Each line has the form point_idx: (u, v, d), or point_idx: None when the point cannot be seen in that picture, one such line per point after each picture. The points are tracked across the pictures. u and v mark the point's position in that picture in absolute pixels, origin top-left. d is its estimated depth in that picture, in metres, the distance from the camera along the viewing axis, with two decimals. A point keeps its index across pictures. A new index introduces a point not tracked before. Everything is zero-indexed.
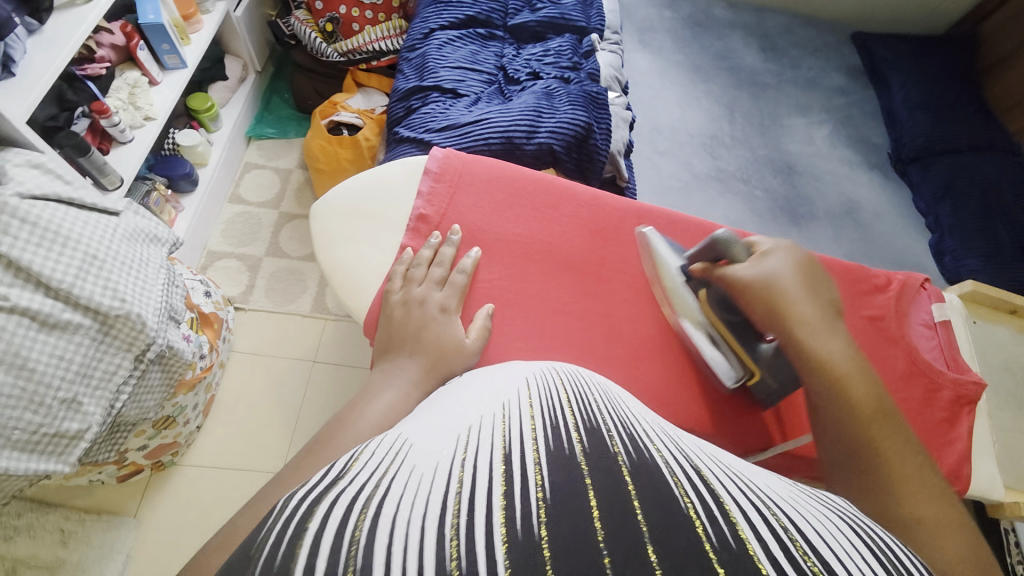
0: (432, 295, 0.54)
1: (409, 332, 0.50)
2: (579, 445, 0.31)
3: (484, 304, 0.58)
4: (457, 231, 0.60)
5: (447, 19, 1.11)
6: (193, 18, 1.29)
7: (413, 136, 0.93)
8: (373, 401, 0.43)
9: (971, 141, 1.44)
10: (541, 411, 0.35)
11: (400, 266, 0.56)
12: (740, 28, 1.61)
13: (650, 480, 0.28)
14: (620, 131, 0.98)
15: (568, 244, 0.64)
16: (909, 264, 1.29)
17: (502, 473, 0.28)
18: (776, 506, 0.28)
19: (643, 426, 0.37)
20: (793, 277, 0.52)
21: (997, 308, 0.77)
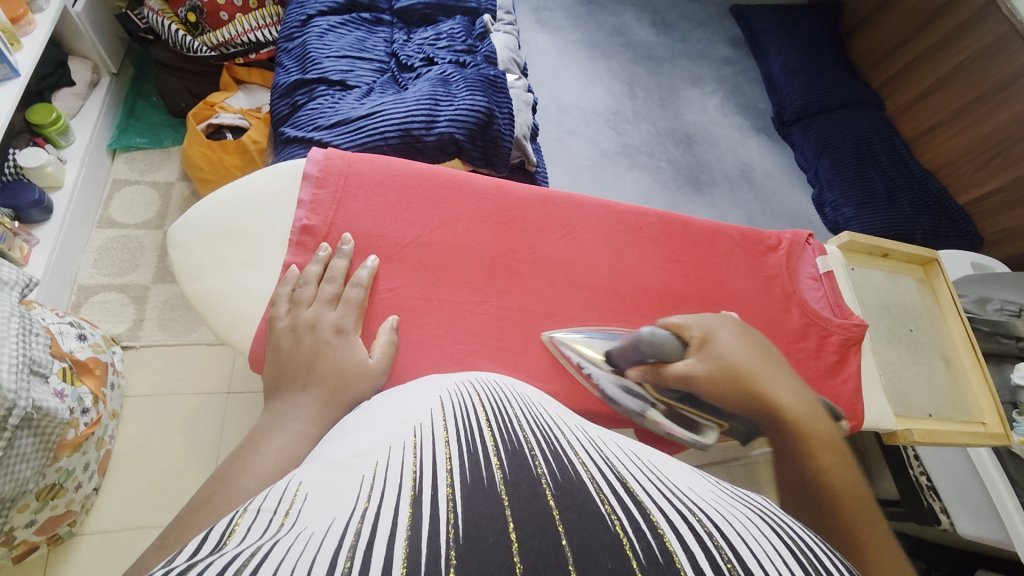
0: (325, 316, 0.50)
1: (300, 361, 0.46)
2: (498, 471, 0.29)
3: (389, 317, 0.55)
4: (349, 241, 0.55)
5: (325, 3, 1.01)
6: (24, 19, 1.09)
7: (301, 135, 0.85)
8: (263, 445, 0.39)
9: (839, 101, 1.59)
10: (457, 434, 0.34)
11: (285, 289, 0.51)
12: (631, 4, 1.64)
13: (574, 496, 0.27)
14: (523, 114, 0.95)
15: (474, 240, 0.61)
16: (800, 218, 1.41)
17: (408, 515, 0.25)
18: (701, 509, 0.28)
19: (568, 435, 0.36)
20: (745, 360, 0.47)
21: (872, 253, 0.86)
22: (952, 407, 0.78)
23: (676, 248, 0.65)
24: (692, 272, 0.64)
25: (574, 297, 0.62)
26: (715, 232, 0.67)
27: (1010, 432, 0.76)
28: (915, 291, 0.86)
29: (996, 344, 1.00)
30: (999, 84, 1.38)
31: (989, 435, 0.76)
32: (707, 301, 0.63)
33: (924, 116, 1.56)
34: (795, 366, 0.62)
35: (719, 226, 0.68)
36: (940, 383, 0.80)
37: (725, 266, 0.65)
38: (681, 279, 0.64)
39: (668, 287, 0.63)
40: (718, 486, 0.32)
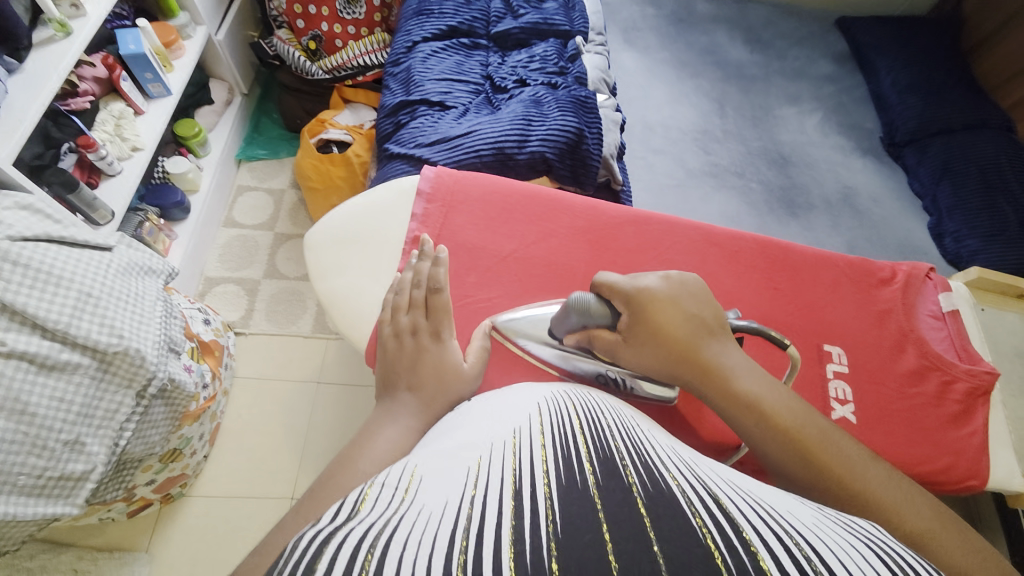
0: (421, 319, 0.53)
1: (405, 362, 0.50)
2: (590, 475, 0.30)
3: (483, 322, 0.58)
4: (443, 250, 0.57)
5: (429, 31, 1.10)
6: (175, 44, 1.29)
7: (404, 152, 0.92)
8: (377, 438, 0.44)
9: (964, 121, 1.43)
10: (553, 438, 0.35)
11: (392, 295, 0.56)
12: (724, 22, 1.60)
13: (667, 509, 0.28)
14: (611, 134, 0.96)
15: (566, 256, 0.63)
16: (911, 248, 1.28)
17: (512, 509, 0.27)
18: (798, 532, 0.28)
19: (658, 449, 0.37)
20: (655, 317, 0.50)
21: (1004, 294, 0.77)
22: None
23: (774, 275, 0.62)
24: (792, 300, 0.61)
25: None
26: (819, 260, 0.64)
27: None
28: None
29: None
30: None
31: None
32: (809, 332, 0.60)
33: None
34: (911, 411, 0.57)
35: (823, 253, 0.64)
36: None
37: (829, 297, 0.62)
38: (778, 307, 0.61)
39: (762, 315, 0.60)
40: (820, 514, 0.31)
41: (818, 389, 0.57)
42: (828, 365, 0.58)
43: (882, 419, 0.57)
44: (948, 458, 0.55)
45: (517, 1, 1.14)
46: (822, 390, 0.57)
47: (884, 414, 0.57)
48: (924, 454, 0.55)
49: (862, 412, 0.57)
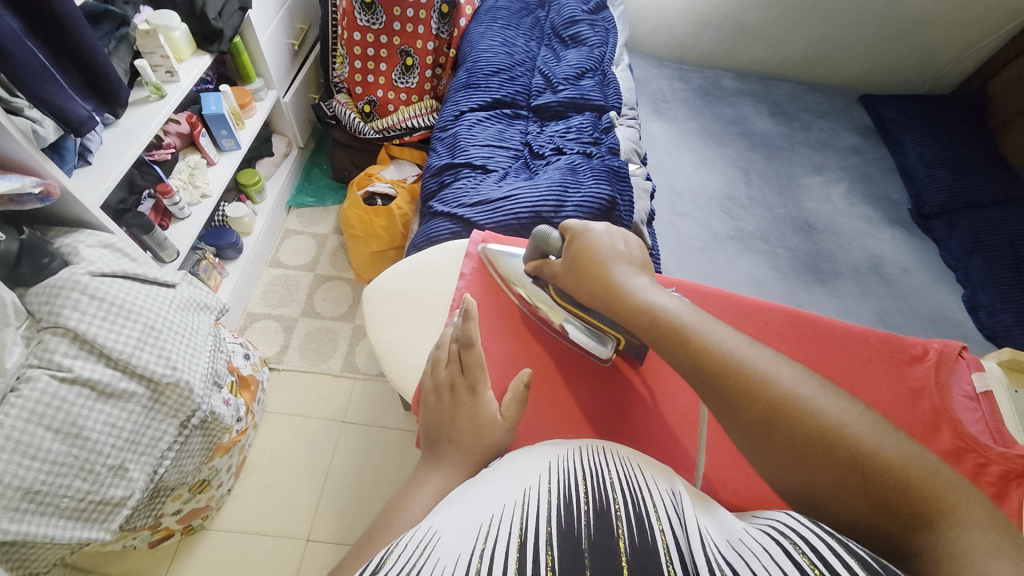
0: (457, 374, 0.56)
1: (444, 416, 0.54)
2: (585, 531, 0.35)
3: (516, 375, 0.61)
4: (470, 302, 0.62)
5: (476, 101, 1.21)
6: (248, 106, 1.44)
7: (448, 211, 0.99)
8: (421, 491, 0.48)
9: (993, 196, 1.45)
10: (557, 496, 0.39)
11: (435, 351, 0.60)
12: (750, 95, 1.69)
13: (647, 561, 0.32)
14: (642, 201, 1.01)
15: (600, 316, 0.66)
16: (944, 321, 1.27)
17: (515, 560, 0.31)
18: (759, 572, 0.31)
19: (655, 500, 0.41)
20: (588, 257, 0.60)
21: None
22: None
23: (805, 346, 0.64)
24: (821, 372, 0.63)
25: None
26: (850, 334, 0.65)
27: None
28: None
29: None
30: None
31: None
32: None
33: None
34: None
35: (853, 328, 0.66)
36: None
37: (859, 372, 0.63)
38: None
39: None
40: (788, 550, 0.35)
41: None
42: None
43: None
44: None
45: (557, 78, 1.24)
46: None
47: None
48: None
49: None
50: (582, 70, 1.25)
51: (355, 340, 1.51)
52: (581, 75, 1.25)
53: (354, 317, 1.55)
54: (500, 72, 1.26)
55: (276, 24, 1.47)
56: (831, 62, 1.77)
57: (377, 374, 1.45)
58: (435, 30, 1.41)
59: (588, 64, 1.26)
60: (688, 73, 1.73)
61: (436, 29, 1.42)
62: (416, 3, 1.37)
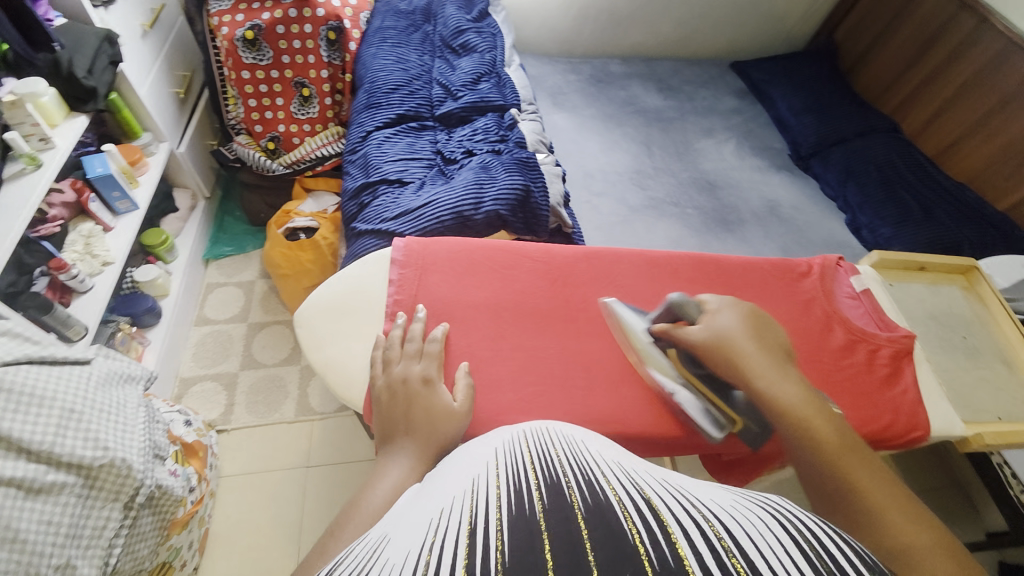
0: (412, 369, 0.59)
1: (398, 411, 0.55)
2: (539, 503, 0.36)
3: (462, 364, 0.63)
4: (423, 309, 0.65)
5: (380, 119, 1.22)
6: (140, 162, 1.36)
7: (372, 229, 0.99)
8: (383, 479, 0.48)
9: (853, 130, 1.66)
10: (507, 479, 0.40)
11: (379, 351, 0.61)
12: (636, 77, 1.84)
13: (602, 515, 0.34)
14: (555, 185, 1.07)
15: (529, 295, 0.70)
16: (835, 244, 1.45)
17: (467, 545, 0.32)
18: (708, 519, 0.34)
19: (602, 468, 0.42)
20: (740, 330, 0.59)
21: (906, 267, 0.78)
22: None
23: (712, 284, 0.71)
24: None
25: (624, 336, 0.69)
26: (747, 266, 0.73)
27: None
28: (962, 305, 0.75)
29: None
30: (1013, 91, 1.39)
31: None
32: None
33: (944, 133, 1.57)
34: (851, 380, 0.64)
35: (749, 259, 0.73)
36: (1008, 387, 0.69)
37: (762, 295, 0.70)
38: None
39: None
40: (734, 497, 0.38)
41: None
42: None
43: (828, 389, 0.63)
44: (888, 417, 0.62)
45: (455, 86, 1.29)
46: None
47: (828, 384, 0.63)
48: (869, 416, 0.62)
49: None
50: (477, 75, 1.30)
51: (305, 381, 1.46)
52: (477, 80, 1.29)
53: (299, 358, 1.49)
54: (398, 88, 1.28)
55: (154, 73, 1.41)
56: (701, 37, 1.96)
57: (335, 410, 1.41)
58: (327, 57, 1.40)
59: (482, 69, 1.31)
60: (578, 65, 1.84)
61: (326, 56, 1.40)
62: (301, 34, 1.35)
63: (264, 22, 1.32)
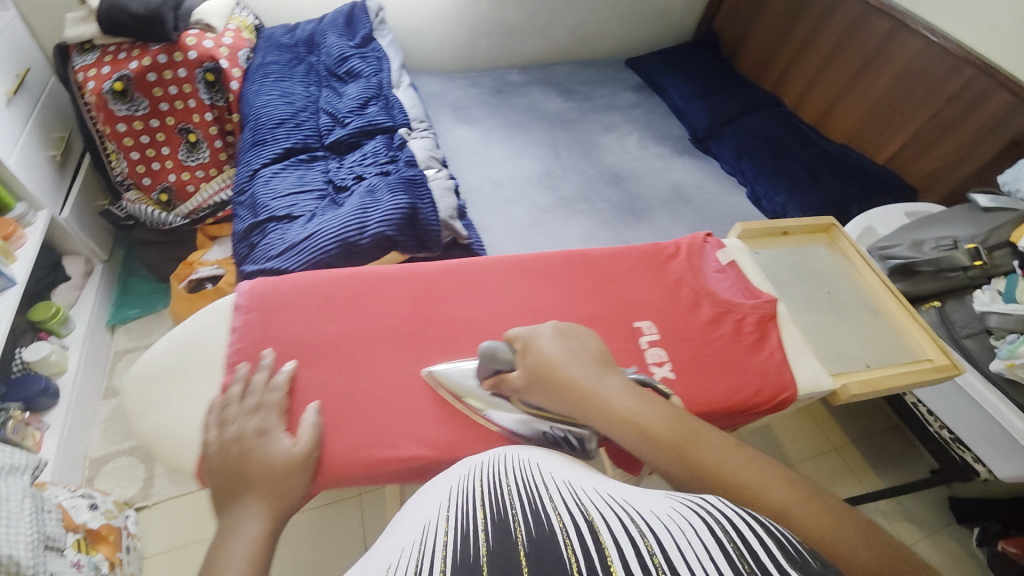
0: (248, 426, 0.55)
1: (235, 472, 0.51)
2: (484, 544, 0.33)
3: (312, 403, 0.61)
4: (268, 353, 0.63)
5: (267, 155, 1.18)
6: (14, 235, 1.24)
7: (258, 268, 0.96)
8: (232, 552, 0.45)
9: (740, 109, 1.76)
10: (456, 526, 0.37)
11: (213, 414, 0.56)
12: (536, 84, 1.89)
13: (545, 546, 0.32)
14: (446, 199, 1.06)
15: (388, 320, 0.68)
16: (739, 218, 1.52)
17: None
18: (648, 531, 0.32)
19: (551, 491, 0.41)
20: (557, 357, 0.57)
21: (771, 234, 0.80)
22: (890, 351, 0.68)
23: (582, 279, 0.72)
24: (600, 294, 0.70)
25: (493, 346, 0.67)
26: (614, 255, 0.74)
27: (960, 362, 0.65)
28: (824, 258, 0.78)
29: (947, 280, 1.00)
30: (875, 49, 1.47)
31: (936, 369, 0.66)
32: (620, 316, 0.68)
33: (820, 100, 1.67)
34: (718, 351, 0.65)
35: (618, 249, 0.75)
36: (872, 332, 0.71)
37: (629, 282, 0.72)
38: (589, 301, 0.69)
39: (579, 313, 0.68)
40: (670, 503, 0.37)
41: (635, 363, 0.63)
42: (641, 338, 0.66)
43: (695, 365, 0.64)
44: (757, 382, 0.63)
45: (342, 113, 1.27)
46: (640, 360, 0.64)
47: (695, 361, 0.64)
48: (738, 384, 0.63)
49: (678, 367, 0.64)
50: (364, 100, 1.29)
51: None
52: (364, 104, 1.29)
53: None
54: (284, 121, 1.25)
55: (25, 140, 1.30)
56: (593, 40, 2.04)
57: None
58: (208, 100, 1.35)
59: (369, 93, 1.30)
60: (479, 78, 1.87)
61: (208, 99, 1.35)
62: (175, 79, 1.31)
63: (133, 70, 1.27)
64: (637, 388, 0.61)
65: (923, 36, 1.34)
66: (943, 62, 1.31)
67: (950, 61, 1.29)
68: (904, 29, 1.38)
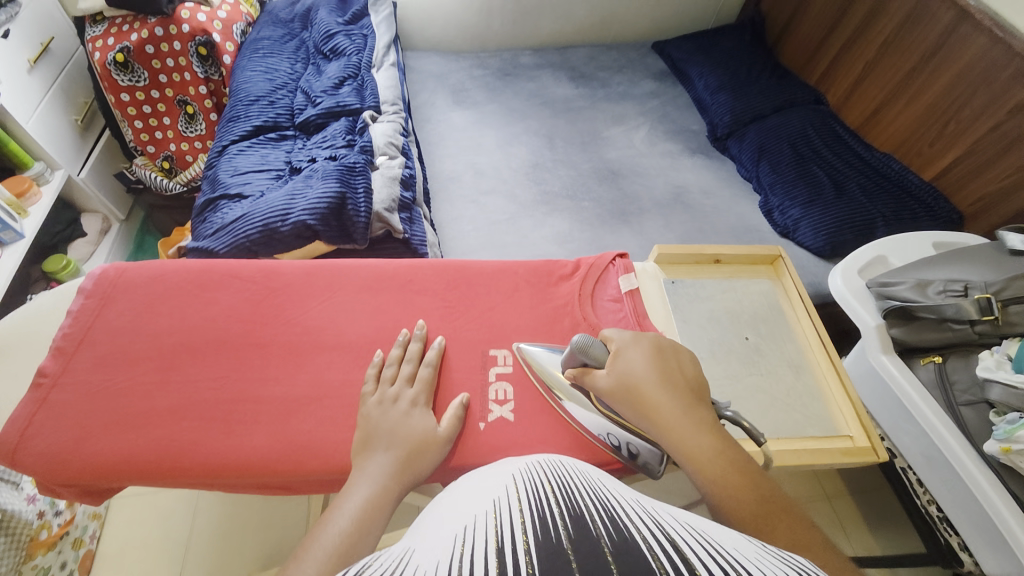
0: (404, 393, 0.61)
1: (385, 429, 0.57)
2: (564, 532, 0.30)
3: (460, 394, 0.64)
4: (423, 325, 0.68)
5: (237, 132, 1.19)
6: (29, 191, 1.35)
7: (196, 245, 0.98)
8: (349, 498, 0.51)
9: (772, 105, 1.55)
10: (529, 506, 0.34)
11: (373, 370, 0.63)
12: (548, 67, 1.77)
13: (630, 553, 0.28)
14: (387, 189, 1.00)
15: (225, 319, 0.67)
16: (745, 230, 1.33)
17: (495, 562, 0.27)
18: (742, 565, 0.28)
19: (625, 505, 0.36)
20: (644, 371, 0.54)
21: (699, 262, 0.78)
22: (800, 423, 0.64)
23: (451, 293, 0.73)
24: (472, 313, 0.71)
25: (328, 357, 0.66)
26: (501, 271, 0.75)
27: (879, 448, 0.61)
28: (764, 295, 0.76)
29: (951, 334, 0.83)
30: (935, 43, 1.21)
31: (848, 452, 0.61)
32: (481, 341, 0.69)
33: (866, 100, 1.43)
34: None
35: (506, 266, 0.76)
36: (787, 397, 0.67)
37: (507, 303, 0.72)
38: (453, 324, 0.70)
39: (443, 331, 0.69)
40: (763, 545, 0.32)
41: (478, 392, 0.65)
42: (492, 368, 0.67)
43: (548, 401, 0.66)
44: None
45: (315, 92, 1.26)
46: (483, 393, 0.65)
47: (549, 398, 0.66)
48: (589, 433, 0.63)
49: (519, 408, 0.64)
50: (340, 79, 1.27)
51: None
52: (339, 84, 1.27)
53: None
54: (259, 99, 1.25)
55: (46, 104, 1.41)
56: (619, 21, 1.87)
57: None
58: (202, 73, 1.40)
59: (346, 73, 1.28)
60: (487, 59, 1.78)
61: (202, 72, 1.40)
62: (171, 51, 1.35)
63: (132, 43, 1.31)
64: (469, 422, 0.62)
65: (988, 34, 1.09)
66: (1008, 66, 1.07)
67: (1018, 65, 1.04)
68: (966, 22, 1.14)
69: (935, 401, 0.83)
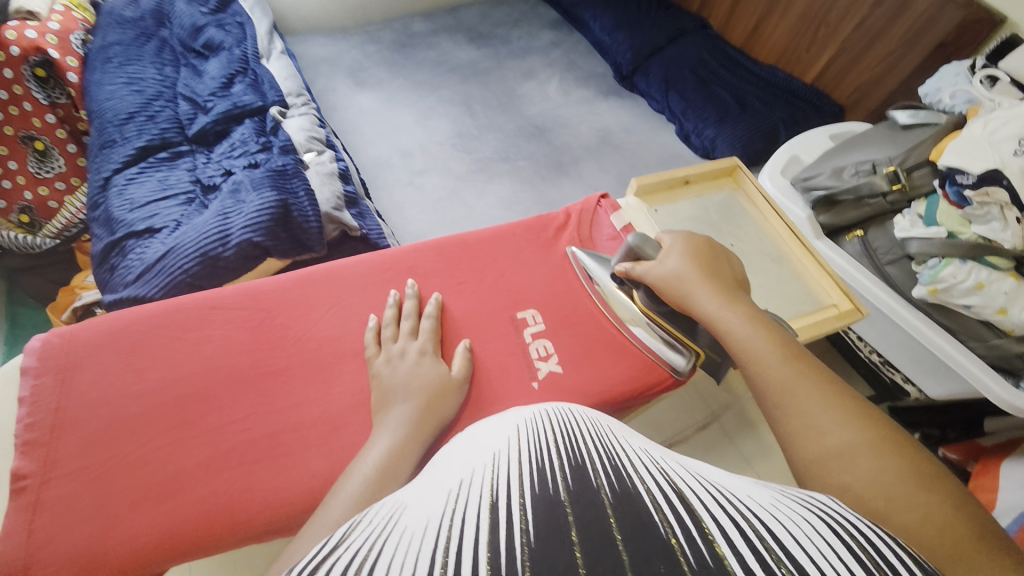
0: (410, 346, 0.63)
1: (397, 381, 0.59)
2: (561, 481, 0.27)
3: (462, 341, 0.67)
4: (412, 285, 0.70)
5: (117, 159, 0.99)
6: None
7: (116, 296, 0.83)
8: (373, 449, 0.52)
9: (665, 36, 1.62)
10: (528, 453, 0.30)
11: (373, 332, 0.65)
12: (443, 32, 1.69)
13: (632, 507, 0.25)
14: (327, 186, 0.92)
15: (225, 358, 0.64)
16: (671, 159, 1.42)
17: (488, 527, 0.23)
18: (752, 512, 0.25)
19: (629, 450, 0.33)
20: (690, 269, 0.57)
21: (671, 186, 0.84)
22: (792, 303, 0.73)
23: (456, 268, 0.74)
24: (485, 279, 0.74)
25: (355, 365, 0.65)
26: (500, 236, 0.78)
27: (861, 306, 0.70)
28: (726, 203, 0.83)
29: (868, 208, 0.96)
30: None
31: (839, 315, 0.71)
32: (501, 309, 0.71)
33: (746, 17, 1.55)
34: (598, 327, 0.71)
35: (501, 230, 0.79)
36: (776, 285, 0.75)
37: (514, 265, 0.76)
38: (466, 296, 0.72)
39: (459, 309, 0.70)
40: (777, 490, 0.29)
41: (519, 355, 0.67)
42: (526, 329, 0.70)
43: (584, 350, 0.69)
44: (646, 365, 0.68)
45: (202, 96, 1.10)
46: (526, 355, 0.68)
47: (584, 345, 0.70)
48: (631, 371, 0.68)
49: (564, 359, 0.68)
50: (227, 77, 1.12)
51: None
52: (228, 82, 1.11)
53: None
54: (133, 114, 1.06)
55: None
56: None
57: None
58: (44, 98, 1.16)
59: (232, 69, 1.13)
60: (377, 33, 1.66)
61: (43, 97, 1.16)
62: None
63: None
64: (524, 386, 0.65)
65: None
66: None
67: None
68: None
69: (866, 269, 0.96)
